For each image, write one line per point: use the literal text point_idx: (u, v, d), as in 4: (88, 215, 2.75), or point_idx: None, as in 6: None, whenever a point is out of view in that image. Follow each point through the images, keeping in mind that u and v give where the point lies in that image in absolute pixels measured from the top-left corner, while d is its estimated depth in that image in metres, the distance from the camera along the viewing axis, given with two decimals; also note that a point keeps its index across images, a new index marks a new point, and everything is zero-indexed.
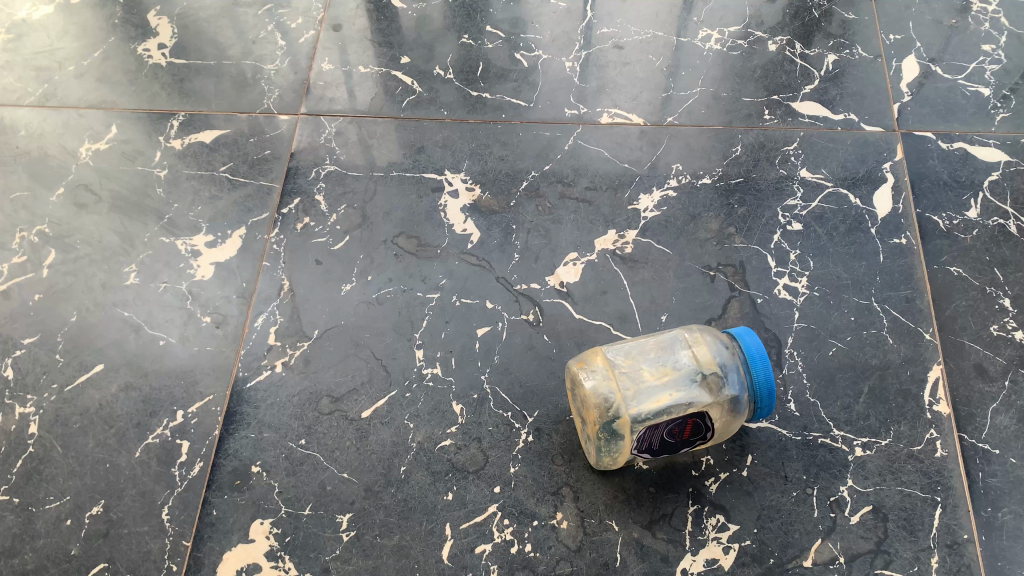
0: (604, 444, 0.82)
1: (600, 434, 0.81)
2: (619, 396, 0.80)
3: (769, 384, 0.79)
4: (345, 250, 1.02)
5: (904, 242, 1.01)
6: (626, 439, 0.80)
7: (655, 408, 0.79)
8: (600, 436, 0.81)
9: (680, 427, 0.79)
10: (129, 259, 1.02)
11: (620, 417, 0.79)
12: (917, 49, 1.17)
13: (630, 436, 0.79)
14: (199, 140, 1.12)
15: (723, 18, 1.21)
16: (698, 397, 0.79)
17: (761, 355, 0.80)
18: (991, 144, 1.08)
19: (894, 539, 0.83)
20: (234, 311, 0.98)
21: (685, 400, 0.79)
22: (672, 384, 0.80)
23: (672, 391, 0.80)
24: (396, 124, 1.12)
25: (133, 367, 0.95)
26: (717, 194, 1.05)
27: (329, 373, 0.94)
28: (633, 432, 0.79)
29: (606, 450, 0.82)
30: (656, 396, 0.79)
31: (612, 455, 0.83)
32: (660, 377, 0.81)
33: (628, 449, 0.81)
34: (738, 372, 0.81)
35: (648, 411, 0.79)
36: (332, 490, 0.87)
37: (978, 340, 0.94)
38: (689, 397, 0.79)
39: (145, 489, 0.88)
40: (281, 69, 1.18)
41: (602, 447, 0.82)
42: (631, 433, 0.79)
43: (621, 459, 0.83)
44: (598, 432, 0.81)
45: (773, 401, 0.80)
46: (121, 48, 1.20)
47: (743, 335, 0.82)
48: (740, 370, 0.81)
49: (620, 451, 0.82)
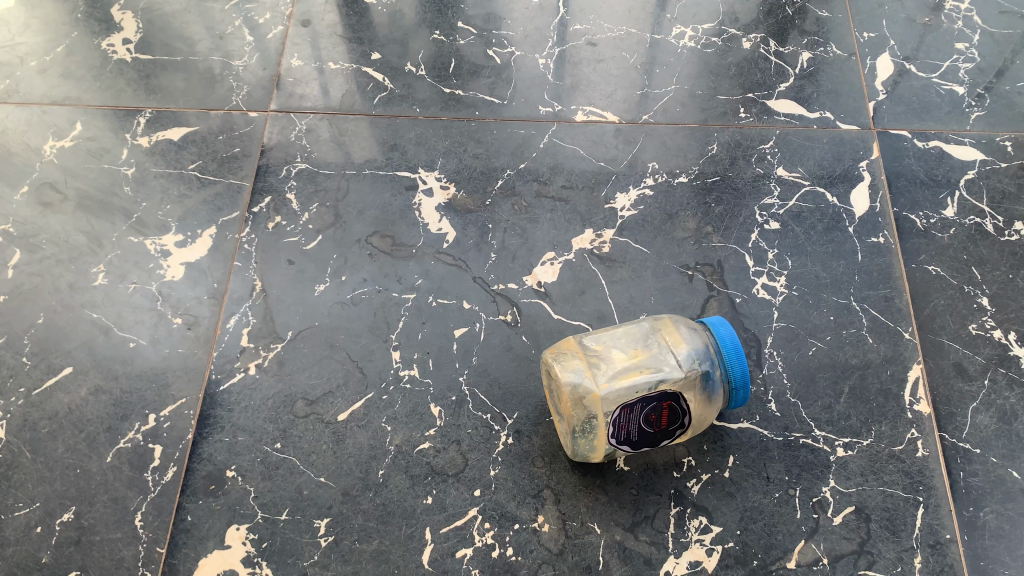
0: (578, 430, 0.80)
1: (573, 419, 0.80)
2: (591, 378, 0.79)
3: (742, 371, 0.78)
4: (319, 249, 1.00)
5: (881, 241, 1.01)
6: (600, 422, 0.78)
7: (626, 387, 0.78)
8: (574, 422, 0.80)
9: (655, 409, 0.78)
10: (96, 260, 1.00)
11: (592, 399, 0.78)
12: (892, 46, 1.18)
13: (603, 418, 0.78)
14: (167, 137, 1.09)
15: (697, 15, 1.21)
16: (670, 376, 0.78)
17: (733, 341, 0.79)
18: (965, 143, 1.09)
19: (877, 539, 0.83)
20: (205, 312, 0.95)
21: (656, 378, 0.78)
22: (643, 364, 0.80)
23: (643, 371, 0.79)
24: (369, 121, 1.11)
25: (103, 369, 0.92)
26: (694, 193, 1.05)
27: (304, 376, 0.91)
28: (605, 413, 0.78)
29: (581, 438, 0.81)
30: (627, 375, 0.79)
31: (588, 443, 0.81)
32: (631, 359, 0.81)
33: (604, 435, 0.79)
34: (711, 357, 0.80)
35: (620, 390, 0.78)
36: (310, 495, 0.85)
37: (957, 339, 0.94)
38: (661, 376, 0.78)
39: (117, 494, 0.85)
40: (251, 65, 1.16)
41: (577, 434, 0.80)
42: (604, 414, 0.78)
43: (598, 448, 0.81)
44: (571, 416, 0.80)
45: (747, 388, 0.79)
46: (85, 43, 1.17)
47: (716, 326, 0.81)
48: (712, 353, 0.80)
49: (596, 439, 0.80)
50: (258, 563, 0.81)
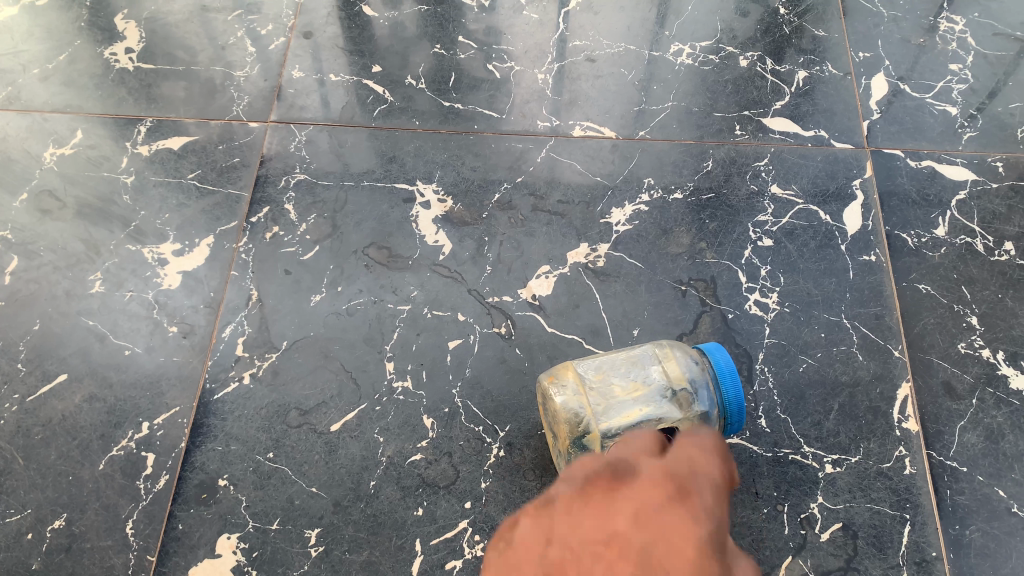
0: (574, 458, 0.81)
1: (572, 450, 0.80)
2: (590, 411, 0.79)
3: (739, 402, 0.79)
4: (315, 259, 1.01)
5: (873, 259, 1.02)
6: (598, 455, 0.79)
7: (626, 423, 0.78)
8: (571, 451, 0.80)
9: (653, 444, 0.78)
10: (94, 268, 1.00)
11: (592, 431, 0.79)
12: (886, 66, 1.19)
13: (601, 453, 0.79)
14: (167, 147, 1.10)
15: (694, 32, 1.22)
16: (668, 413, 0.79)
17: (730, 370, 0.79)
18: (957, 163, 1.10)
19: (864, 556, 0.84)
20: (201, 321, 0.96)
21: (654, 413, 0.79)
22: (643, 399, 0.80)
23: (643, 407, 0.79)
24: (368, 133, 1.11)
25: (98, 377, 0.93)
26: (689, 209, 1.06)
27: (298, 386, 0.92)
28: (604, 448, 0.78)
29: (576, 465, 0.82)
30: (628, 412, 0.79)
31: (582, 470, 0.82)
32: (631, 392, 0.81)
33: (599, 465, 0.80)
34: (709, 389, 0.80)
35: (619, 425, 0.78)
36: (301, 505, 0.85)
37: (946, 357, 0.95)
38: (659, 411, 0.79)
39: (109, 502, 0.85)
40: (251, 76, 1.16)
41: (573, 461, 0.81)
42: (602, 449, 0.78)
43: None
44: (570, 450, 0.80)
45: (742, 418, 0.79)
46: (87, 51, 1.18)
47: (713, 353, 0.81)
48: (710, 388, 0.80)
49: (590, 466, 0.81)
50: (248, 571, 0.82)
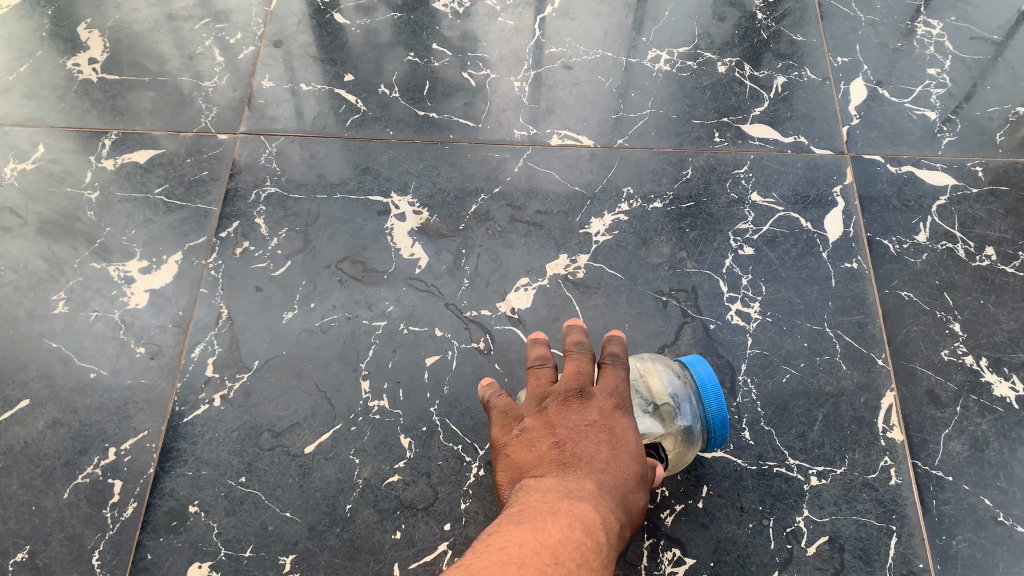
0: None
1: None
2: None
3: (721, 415, 0.77)
4: (287, 275, 0.98)
5: (855, 266, 1.01)
6: None
7: None
8: None
9: None
10: (57, 287, 0.97)
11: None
12: (864, 71, 1.18)
13: None
14: (132, 160, 1.07)
15: (671, 38, 1.21)
16: (651, 428, 0.80)
17: (711, 382, 0.78)
18: (937, 168, 1.09)
19: (851, 571, 0.83)
20: (169, 341, 0.93)
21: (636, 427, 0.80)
22: None
23: None
24: (341, 143, 1.09)
25: (63, 401, 0.90)
26: (669, 218, 1.04)
27: (270, 407, 0.89)
28: None
29: None
30: None
31: None
32: None
33: None
34: (691, 401, 0.80)
35: None
36: (274, 530, 0.83)
37: (930, 365, 0.94)
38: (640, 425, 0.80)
39: (74, 532, 0.82)
40: (220, 86, 1.13)
41: None
42: None
43: None
44: None
45: (726, 431, 0.78)
46: (50, 62, 1.15)
47: (694, 365, 0.80)
48: (692, 401, 0.80)
49: None
50: None
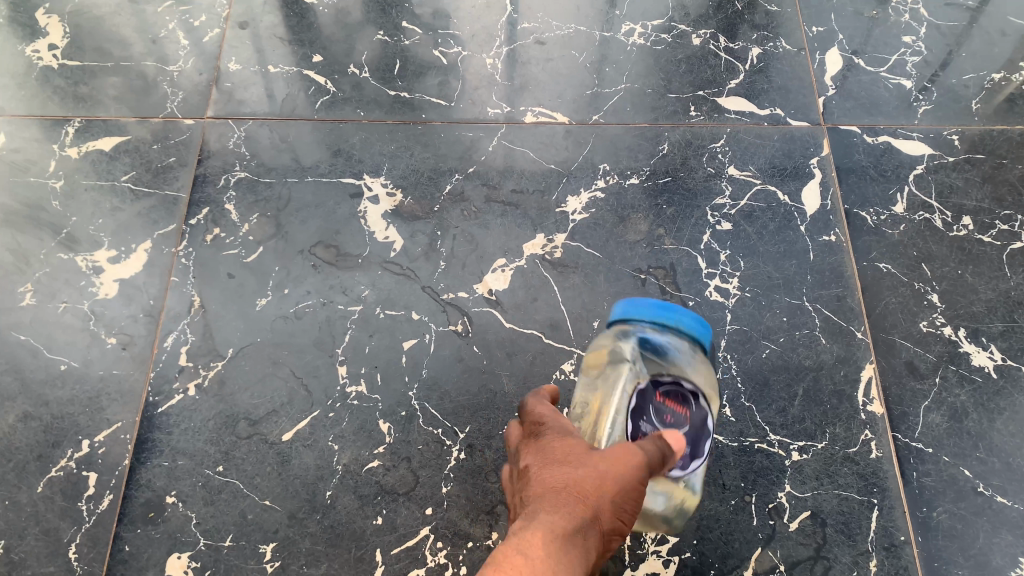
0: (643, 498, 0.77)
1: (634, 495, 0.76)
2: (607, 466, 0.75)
3: (689, 320, 0.74)
4: (259, 261, 0.96)
5: (833, 239, 1.00)
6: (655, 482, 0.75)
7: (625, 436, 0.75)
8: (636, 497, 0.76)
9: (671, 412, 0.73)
10: (24, 279, 0.95)
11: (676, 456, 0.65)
12: (840, 41, 1.17)
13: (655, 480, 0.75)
14: (97, 148, 1.04)
15: (645, 11, 1.19)
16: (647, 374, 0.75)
17: (660, 311, 0.75)
18: (914, 138, 1.09)
19: (833, 544, 0.83)
20: (141, 332, 0.91)
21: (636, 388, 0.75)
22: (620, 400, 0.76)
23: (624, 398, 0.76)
24: (311, 126, 1.07)
25: (33, 395, 0.88)
26: (646, 195, 1.03)
27: (246, 395, 0.88)
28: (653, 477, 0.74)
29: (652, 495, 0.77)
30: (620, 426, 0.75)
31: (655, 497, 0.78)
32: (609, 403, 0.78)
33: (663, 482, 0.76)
34: (654, 331, 0.75)
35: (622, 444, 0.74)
36: (253, 519, 0.82)
37: (908, 337, 0.94)
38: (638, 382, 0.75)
39: (49, 526, 0.81)
40: (186, 70, 1.11)
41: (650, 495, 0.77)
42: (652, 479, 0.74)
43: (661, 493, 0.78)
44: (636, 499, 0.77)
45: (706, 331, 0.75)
46: (8, 48, 1.12)
47: (626, 314, 0.76)
48: (650, 328, 0.75)
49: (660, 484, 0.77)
50: None
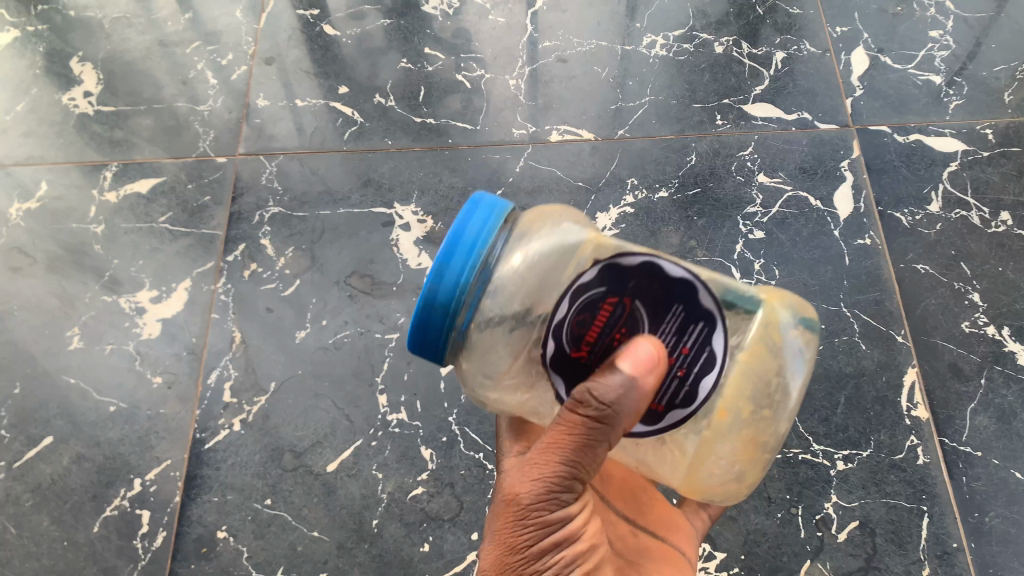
0: (754, 406, 0.61)
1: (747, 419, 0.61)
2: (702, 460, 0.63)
3: (472, 259, 0.56)
4: (296, 294, 0.98)
5: (868, 242, 0.99)
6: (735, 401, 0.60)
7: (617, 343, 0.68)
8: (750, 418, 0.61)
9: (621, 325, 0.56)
10: (71, 323, 0.98)
11: (715, 413, 0.60)
12: (865, 39, 1.16)
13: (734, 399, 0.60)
14: (135, 190, 1.07)
15: (666, 22, 1.18)
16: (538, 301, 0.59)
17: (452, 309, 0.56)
18: (945, 134, 1.07)
19: (884, 554, 0.83)
20: (185, 370, 0.93)
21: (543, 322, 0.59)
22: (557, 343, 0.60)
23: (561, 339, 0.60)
24: (341, 157, 1.08)
25: (85, 436, 0.91)
26: (675, 207, 1.03)
27: (289, 428, 0.90)
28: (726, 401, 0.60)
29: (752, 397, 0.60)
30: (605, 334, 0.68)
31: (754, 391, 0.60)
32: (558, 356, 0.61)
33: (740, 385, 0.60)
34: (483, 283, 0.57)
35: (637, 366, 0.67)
36: (303, 551, 0.84)
37: (951, 338, 0.92)
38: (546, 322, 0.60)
39: (108, 565, 0.84)
40: (216, 109, 1.13)
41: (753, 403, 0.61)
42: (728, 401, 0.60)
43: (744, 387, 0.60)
44: (756, 418, 0.61)
45: (482, 230, 0.57)
46: (46, 98, 1.15)
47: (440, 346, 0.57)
48: (473, 284, 0.56)
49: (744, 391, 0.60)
50: None
